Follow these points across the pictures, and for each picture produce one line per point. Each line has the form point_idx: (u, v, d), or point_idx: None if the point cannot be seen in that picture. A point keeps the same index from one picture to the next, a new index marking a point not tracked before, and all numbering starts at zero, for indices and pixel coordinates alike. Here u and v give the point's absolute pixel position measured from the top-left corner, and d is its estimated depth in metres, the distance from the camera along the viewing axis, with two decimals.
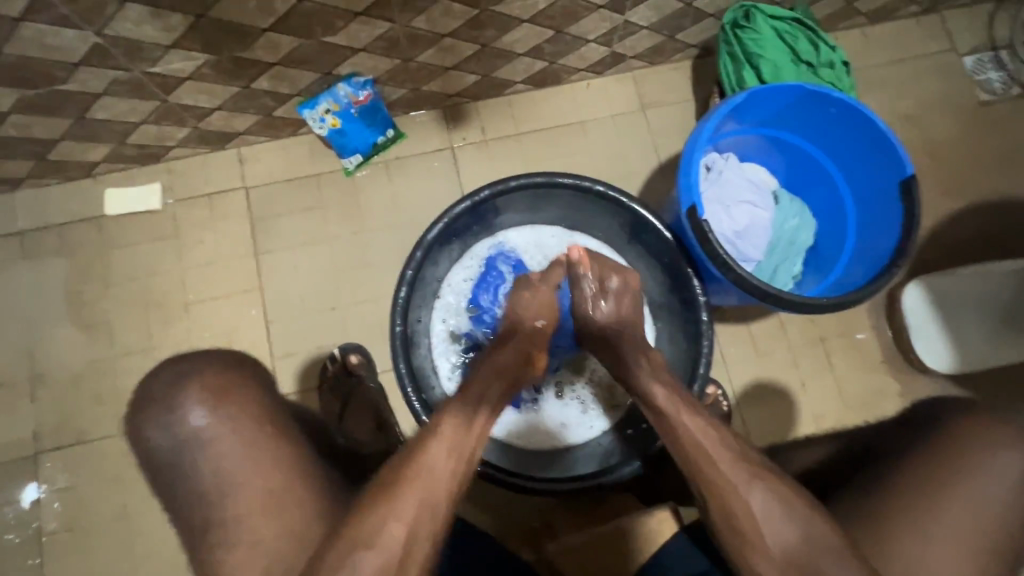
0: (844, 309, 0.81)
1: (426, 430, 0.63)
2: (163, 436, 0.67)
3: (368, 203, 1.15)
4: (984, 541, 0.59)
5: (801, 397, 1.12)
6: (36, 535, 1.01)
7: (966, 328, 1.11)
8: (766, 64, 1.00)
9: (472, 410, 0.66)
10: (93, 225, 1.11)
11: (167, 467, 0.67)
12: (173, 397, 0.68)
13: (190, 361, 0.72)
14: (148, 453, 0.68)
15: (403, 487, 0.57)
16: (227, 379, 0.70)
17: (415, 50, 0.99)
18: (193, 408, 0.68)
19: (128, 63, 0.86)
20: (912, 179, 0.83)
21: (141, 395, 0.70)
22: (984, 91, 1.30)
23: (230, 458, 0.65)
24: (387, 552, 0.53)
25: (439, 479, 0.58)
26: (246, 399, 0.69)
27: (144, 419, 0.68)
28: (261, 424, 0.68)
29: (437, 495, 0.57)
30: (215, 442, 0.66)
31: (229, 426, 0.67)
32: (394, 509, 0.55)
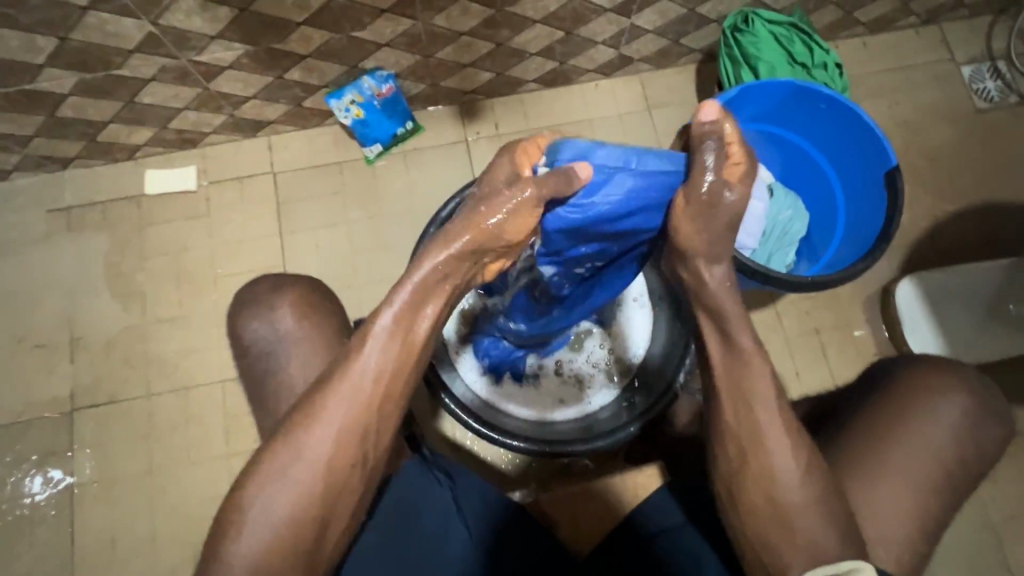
0: (827, 288, 0.86)
1: (346, 357, 0.59)
2: (261, 327, 0.76)
3: (387, 189, 1.23)
4: (947, 498, 0.64)
5: (795, 386, 1.16)
6: (69, 488, 1.08)
7: (955, 320, 1.14)
8: (763, 66, 1.07)
9: (402, 334, 0.60)
10: (133, 203, 1.21)
11: (264, 357, 0.75)
12: (273, 300, 0.77)
13: (292, 276, 0.81)
14: (246, 341, 0.76)
15: (319, 418, 0.58)
16: (316, 295, 0.79)
17: (434, 47, 1.07)
18: (284, 311, 0.76)
19: (177, 52, 0.96)
20: (895, 170, 0.88)
21: (241, 298, 0.79)
22: (981, 99, 1.34)
23: (313, 360, 0.74)
24: (309, 480, 0.57)
25: (356, 416, 0.58)
26: (328, 315, 0.78)
27: (244, 316, 0.77)
28: (340, 337, 0.76)
29: (353, 433, 0.58)
30: (303, 343, 0.75)
31: (312, 332, 0.75)
32: (309, 444, 0.57)
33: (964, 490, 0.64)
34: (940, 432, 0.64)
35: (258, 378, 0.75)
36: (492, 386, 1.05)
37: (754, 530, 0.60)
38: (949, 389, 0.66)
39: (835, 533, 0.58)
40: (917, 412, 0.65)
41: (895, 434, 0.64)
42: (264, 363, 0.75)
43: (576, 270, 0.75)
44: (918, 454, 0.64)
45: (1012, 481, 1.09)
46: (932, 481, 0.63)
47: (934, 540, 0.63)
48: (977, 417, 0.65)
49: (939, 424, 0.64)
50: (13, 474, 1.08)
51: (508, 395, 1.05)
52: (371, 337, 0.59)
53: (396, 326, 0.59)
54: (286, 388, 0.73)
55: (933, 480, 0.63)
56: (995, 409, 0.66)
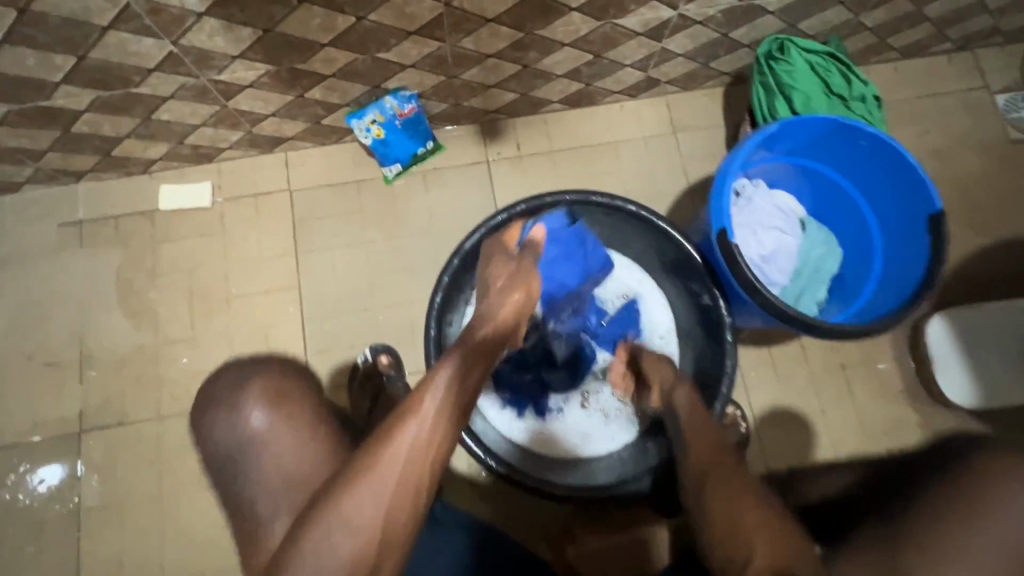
0: (865, 336, 0.83)
1: (404, 406, 0.59)
2: (226, 432, 0.71)
3: (405, 209, 1.20)
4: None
5: (820, 424, 1.12)
6: (76, 511, 1.06)
7: (991, 363, 1.11)
8: (798, 95, 1.03)
9: (456, 388, 0.62)
10: (147, 219, 1.18)
11: (232, 458, 0.71)
12: (234, 399, 0.72)
13: (252, 365, 0.76)
14: (212, 447, 0.72)
15: (377, 468, 0.56)
16: (282, 383, 0.74)
17: (460, 68, 1.04)
18: (251, 409, 0.71)
19: (197, 71, 0.93)
20: (940, 214, 0.85)
21: (204, 397, 0.75)
22: (1015, 129, 1.31)
23: (289, 456, 0.69)
24: (363, 535, 0.54)
25: (415, 467, 0.57)
26: (299, 403, 0.73)
27: (208, 420, 0.73)
28: (318, 425, 0.72)
29: (412, 483, 0.56)
30: (272, 443, 0.70)
31: (286, 427, 0.71)
32: (368, 495, 0.55)
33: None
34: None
35: (235, 467, 0.70)
36: (513, 418, 1.02)
37: None
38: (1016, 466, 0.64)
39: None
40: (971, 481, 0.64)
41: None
42: (236, 462, 0.71)
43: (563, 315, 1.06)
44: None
45: None
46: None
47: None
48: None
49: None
50: (19, 496, 1.06)
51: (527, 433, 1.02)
52: (431, 388, 0.61)
53: (453, 379, 0.62)
54: (259, 492, 0.68)
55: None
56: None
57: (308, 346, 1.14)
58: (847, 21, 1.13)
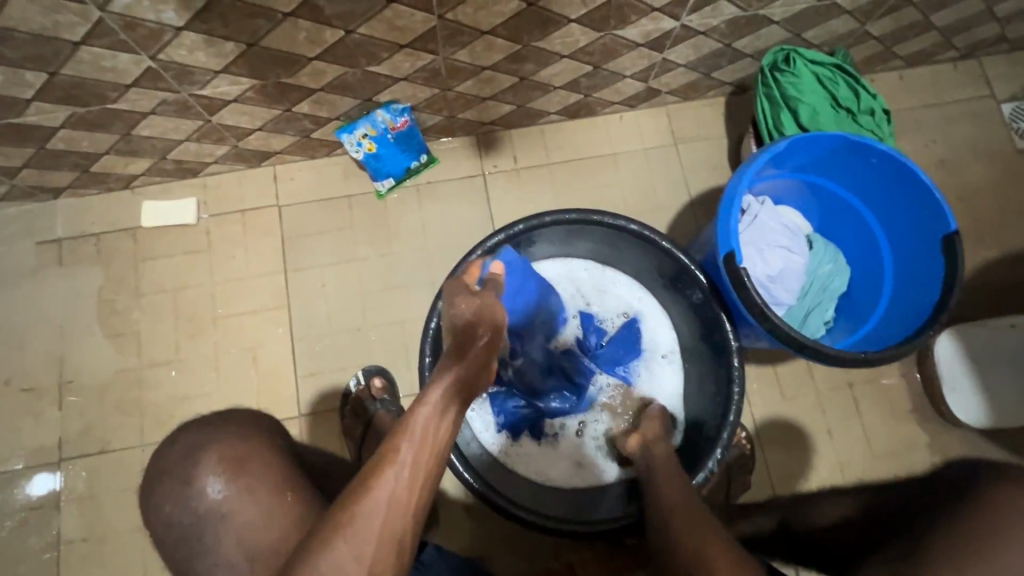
0: (877, 364, 0.80)
1: (381, 453, 0.57)
2: (182, 509, 0.68)
3: (398, 225, 1.16)
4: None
5: (827, 445, 1.09)
6: (55, 543, 1.01)
7: (1001, 383, 1.08)
8: (804, 108, 1.00)
9: (435, 430, 0.59)
10: (129, 236, 1.13)
11: (191, 530, 0.68)
12: (187, 471, 0.69)
13: (203, 430, 0.72)
14: (168, 523, 0.68)
15: (354, 526, 0.54)
16: (236, 450, 0.70)
17: (454, 80, 1.00)
18: (206, 480, 0.68)
19: (178, 85, 0.88)
20: (954, 235, 0.82)
21: (156, 466, 0.71)
22: (1022, 139, 1.28)
23: (251, 528, 0.67)
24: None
25: (395, 517, 0.55)
26: (257, 468, 0.69)
27: (161, 493, 0.69)
28: (277, 492, 0.68)
29: (392, 534, 0.55)
30: (232, 517, 0.67)
31: (246, 496, 0.68)
32: (348, 547, 0.54)
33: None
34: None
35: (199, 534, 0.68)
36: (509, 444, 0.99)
37: None
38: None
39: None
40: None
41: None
42: (201, 532, 0.67)
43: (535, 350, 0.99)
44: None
45: None
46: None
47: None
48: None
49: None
50: None
51: (523, 458, 0.98)
52: (407, 433, 0.58)
53: (431, 421, 0.59)
54: (224, 565, 0.66)
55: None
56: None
57: (298, 368, 1.10)
58: (853, 30, 1.10)
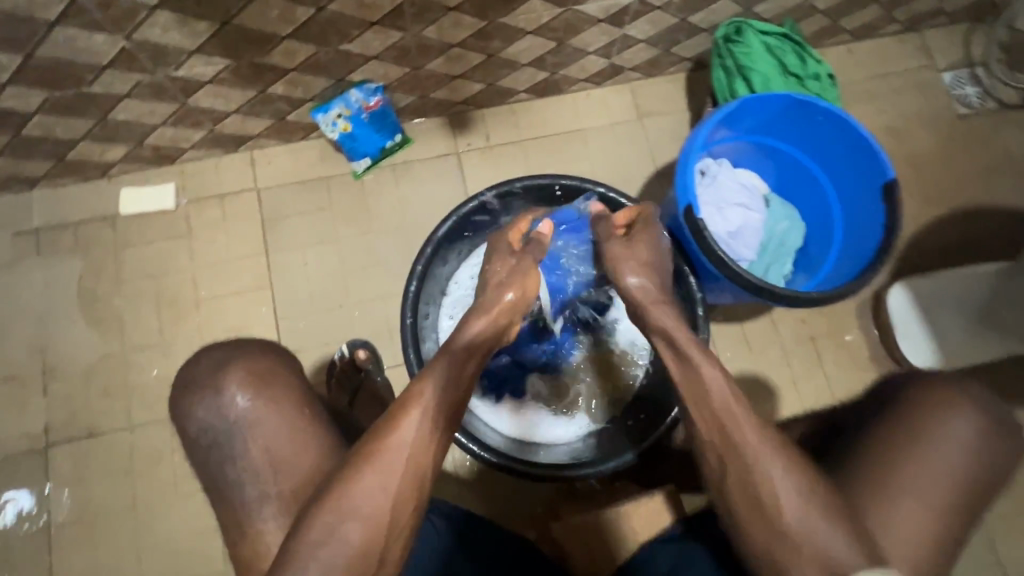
0: (832, 302, 0.86)
1: (408, 393, 0.63)
2: (208, 414, 0.70)
3: (377, 204, 1.19)
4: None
5: (794, 395, 1.16)
6: (45, 528, 1.02)
7: (950, 327, 1.16)
8: (756, 76, 1.06)
9: (453, 375, 0.67)
10: (107, 225, 1.15)
11: (212, 446, 0.70)
12: (218, 380, 0.71)
13: (235, 347, 0.75)
14: (193, 432, 0.70)
15: (383, 459, 0.59)
16: (265, 366, 0.73)
17: (424, 58, 1.04)
18: (234, 391, 0.70)
19: (152, 67, 0.91)
20: (892, 182, 0.89)
21: (183, 381, 0.73)
22: (962, 106, 1.37)
23: (276, 438, 0.69)
24: (372, 521, 0.57)
25: (420, 450, 0.60)
26: (284, 386, 0.73)
27: (188, 402, 0.71)
28: (302, 407, 0.72)
29: (417, 466, 0.60)
30: (258, 426, 0.70)
31: (272, 408, 0.71)
32: (378, 479, 0.58)
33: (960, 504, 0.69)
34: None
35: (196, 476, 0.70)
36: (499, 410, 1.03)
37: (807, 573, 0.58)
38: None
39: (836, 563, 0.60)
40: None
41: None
42: (217, 450, 0.69)
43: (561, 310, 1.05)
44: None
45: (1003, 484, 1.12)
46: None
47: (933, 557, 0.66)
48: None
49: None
50: None
51: (508, 416, 1.03)
52: (433, 375, 0.65)
53: (453, 366, 0.67)
54: (243, 478, 0.68)
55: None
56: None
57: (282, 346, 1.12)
58: (800, 4, 1.16)
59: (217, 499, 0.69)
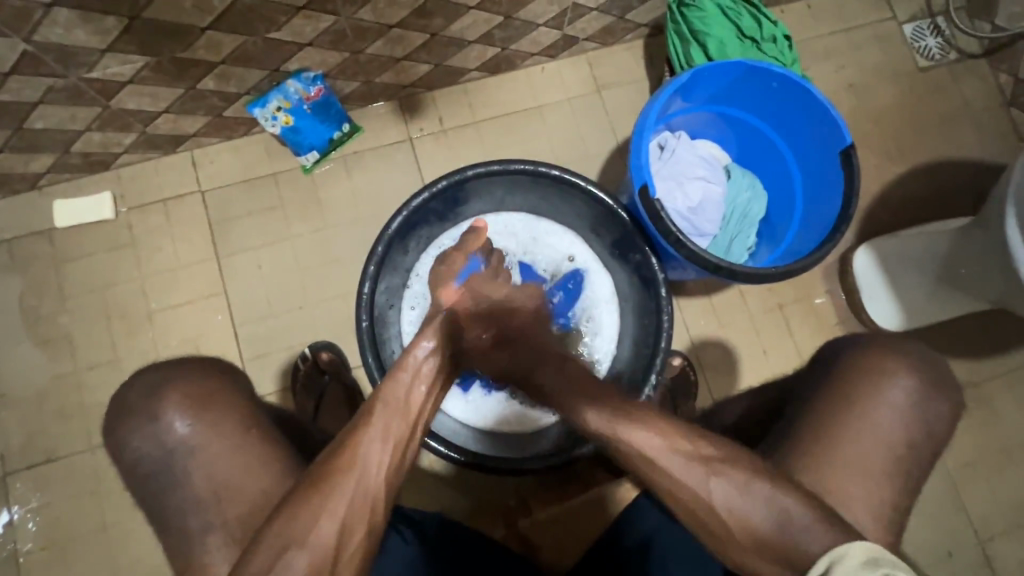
0: (789, 275, 0.85)
1: (363, 415, 0.64)
2: (147, 444, 0.69)
3: (329, 198, 1.14)
4: (900, 482, 0.69)
5: (762, 363, 1.16)
6: (13, 557, 1.00)
7: (915, 284, 1.16)
8: (711, 42, 1.02)
9: (405, 394, 0.68)
10: (44, 240, 1.08)
11: (157, 473, 0.68)
12: (153, 407, 0.70)
13: (169, 370, 0.73)
14: (131, 465, 0.69)
15: (334, 487, 0.58)
16: (203, 387, 0.72)
17: (363, 42, 0.98)
18: (173, 417, 0.70)
19: (63, 70, 0.84)
20: (850, 148, 0.88)
21: (115, 411, 0.71)
22: (923, 58, 1.34)
23: (218, 463, 0.68)
24: (321, 549, 0.55)
25: (375, 469, 0.60)
26: (224, 410, 0.71)
27: (122, 432, 0.70)
28: (246, 428, 0.71)
29: (371, 486, 0.59)
30: (197, 454, 0.69)
31: (215, 430, 0.70)
32: (327, 506, 0.57)
33: (919, 469, 0.70)
34: (879, 401, 0.71)
35: (145, 504, 0.69)
36: (476, 410, 1.01)
37: None
38: (924, 387, 0.73)
39: None
40: (870, 396, 0.72)
41: (852, 415, 0.71)
42: (157, 481, 0.68)
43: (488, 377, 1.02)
44: (874, 431, 0.70)
45: (965, 433, 1.16)
46: (876, 452, 0.70)
47: (893, 525, 0.67)
48: (932, 399, 0.72)
49: (872, 391, 0.71)
50: None
51: (478, 412, 1.01)
52: (387, 393, 0.67)
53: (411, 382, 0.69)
54: (188, 505, 0.67)
55: (873, 456, 0.69)
56: (921, 366, 0.73)
57: (243, 353, 1.09)
58: None
59: (177, 522, 0.67)
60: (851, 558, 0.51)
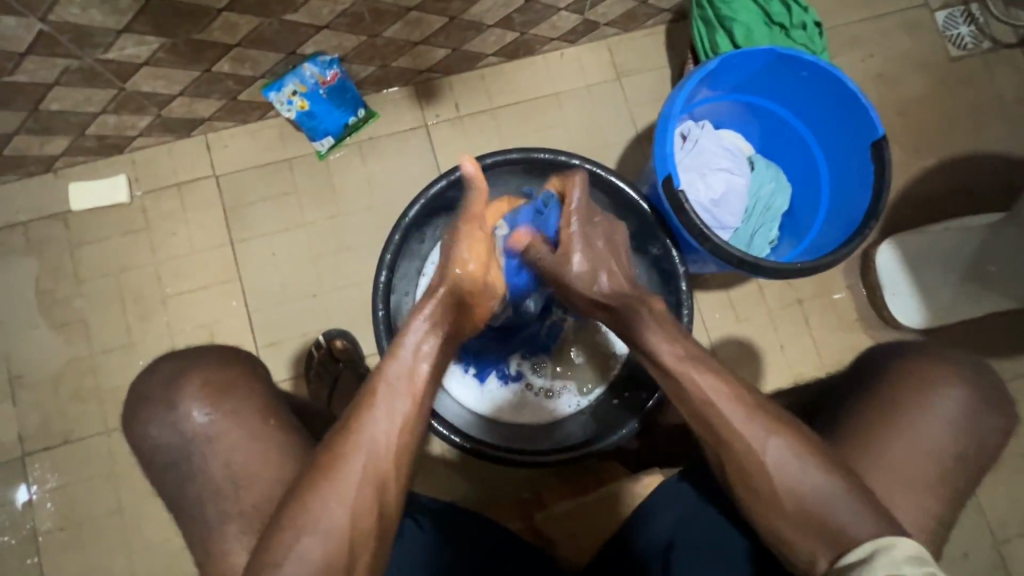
0: (814, 272, 0.83)
1: (366, 394, 0.62)
2: (167, 425, 0.69)
3: (343, 184, 1.13)
4: (924, 483, 0.68)
5: (779, 357, 1.14)
6: (32, 536, 1.01)
7: (940, 281, 1.14)
8: (738, 28, 0.99)
9: (409, 369, 0.65)
10: (59, 223, 1.08)
11: (178, 457, 0.69)
12: (173, 393, 0.70)
13: (189, 356, 0.74)
14: (150, 450, 0.70)
15: (341, 470, 0.59)
16: (222, 374, 0.72)
17: (380, 25, 0.96)
18: (192, 406, 0.69)
19: (79, 51, 0.83)
20: (882, 140, 0.85)
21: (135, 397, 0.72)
22: (955, 46, 1.30)
23: (238, 451, 0.68)
24: (336, 540, 0.57)
25: (381, 449, 0.60)
26: (243, 397, 0.71)
27: (143, 417, 0.70)
28: (265, 417, 0.70)
29: (378, 466, 0.60)
30: (215, 441, 0.69)
31: (233, 418, 0.70)
32: (335, 489, 0.58)
33: (947, 470, 0.69)
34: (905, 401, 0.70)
35: (163, 488, 0.69)
36: (490, 399, 1.00)
37: (807, 546, 0.61)
38: (951, 385, 0.71)
39: (817, 537, 0.60)
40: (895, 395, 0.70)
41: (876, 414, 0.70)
42: (178, 466, 0.69)
43: (505, 369, 1.02)
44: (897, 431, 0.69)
45: None
46: (900, 453, 0.68)
47: (915, 526, 0.66)
48: (960, 398, 0.70)
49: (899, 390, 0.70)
50: None
51: (493, 402, 1.00)
52: (390, 371, 0.64)
53: (413, 358, 0.66)
54: (208, 492, 0.67)
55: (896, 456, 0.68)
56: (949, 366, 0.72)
57: (257, 339, 1.09)
58: None
59: (196, 507, 0.67)
60: (899, 549, 0.54)
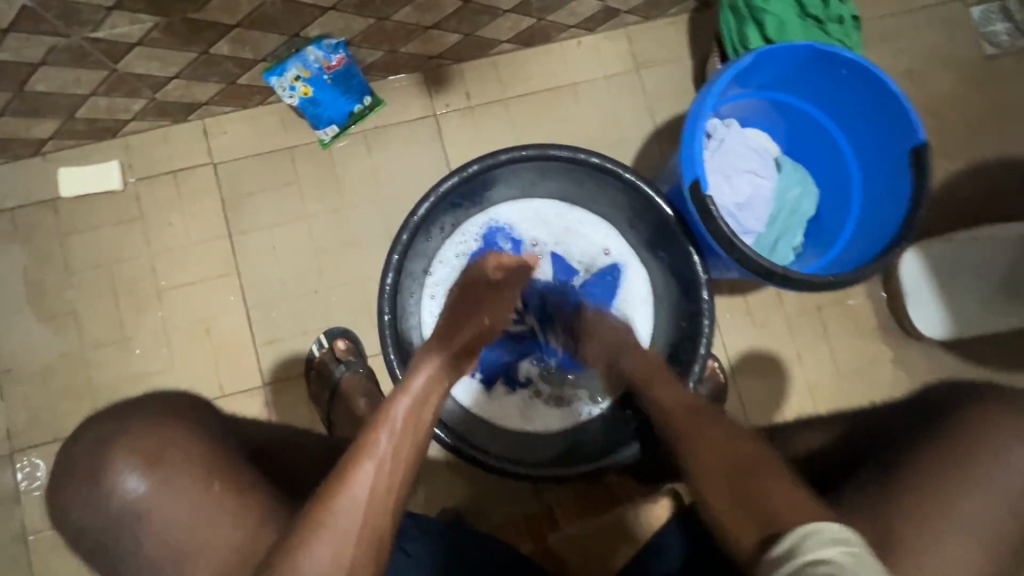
0: (843, 286, 0.79)
1: (363, 444, 0.60)
2: None
3: (347, 175, 1.08)
4: (959, 514, 0.64)
5: (795, 366, 1.11)
6: (21, 535, 0.98)
7: (964, 291, 1.10)
8: (770, 20, 0.93)
9: (407, 417, 0.63)
10: (48, 209, 1.03)
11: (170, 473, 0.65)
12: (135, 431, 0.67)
13: (105, 426, 0.69)
14: (137, 467, 0.66)
15: (332, 524, 0.55)
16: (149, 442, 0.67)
17: (390, 7, 0.90)
18: (124, 476, 0.66)
19: (66, 29, 0.77)
20: (923, 146, 0.80)
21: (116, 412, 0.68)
22: (990, 44, 1.24)
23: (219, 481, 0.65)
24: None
25: (375, 502, 0.57)
26: (178, 458, 0.67)
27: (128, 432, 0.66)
28: (213, 467, 0.67)
29: (372, 519, 0.57)
30: None
31: (168, 486, 0.66)
32: (326, 544, 0.54)
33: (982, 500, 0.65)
34: None
35: (154, 504, 0.65)
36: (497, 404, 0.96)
37: None
38: (986, 407, 0.68)
39: None
40: None
41: None
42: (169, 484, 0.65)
43: (514, 373, 0.98)
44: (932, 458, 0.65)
45: None
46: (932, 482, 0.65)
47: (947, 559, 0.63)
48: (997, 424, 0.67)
49: None
50: None
51: (500, 407, 0.96)
52: (388, 420, 0.62)
53: (411, 408, 0.64)
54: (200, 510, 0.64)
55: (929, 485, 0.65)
56: None
57: (255, 337, 1.04)
58: None
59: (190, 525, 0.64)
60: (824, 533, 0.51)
